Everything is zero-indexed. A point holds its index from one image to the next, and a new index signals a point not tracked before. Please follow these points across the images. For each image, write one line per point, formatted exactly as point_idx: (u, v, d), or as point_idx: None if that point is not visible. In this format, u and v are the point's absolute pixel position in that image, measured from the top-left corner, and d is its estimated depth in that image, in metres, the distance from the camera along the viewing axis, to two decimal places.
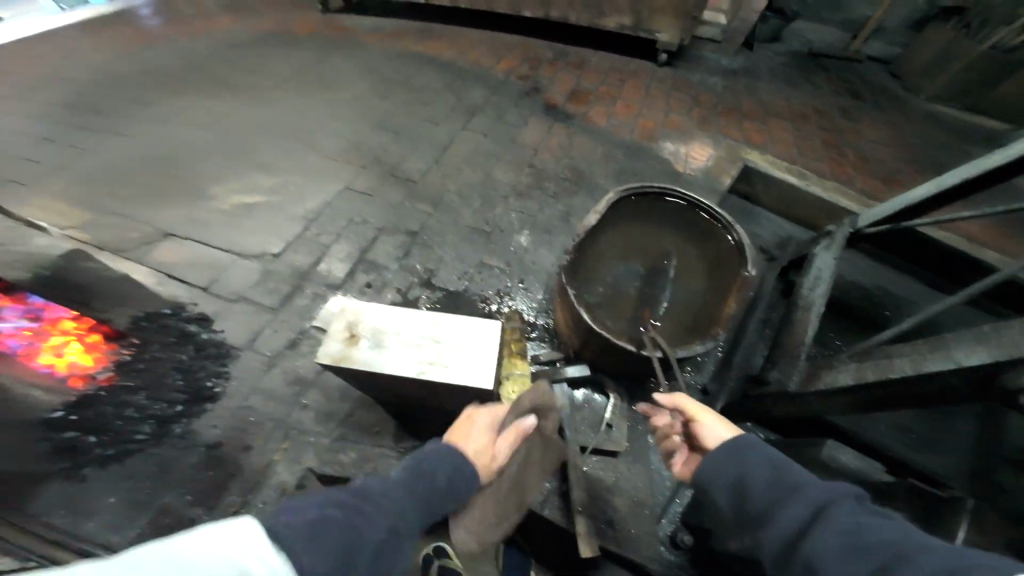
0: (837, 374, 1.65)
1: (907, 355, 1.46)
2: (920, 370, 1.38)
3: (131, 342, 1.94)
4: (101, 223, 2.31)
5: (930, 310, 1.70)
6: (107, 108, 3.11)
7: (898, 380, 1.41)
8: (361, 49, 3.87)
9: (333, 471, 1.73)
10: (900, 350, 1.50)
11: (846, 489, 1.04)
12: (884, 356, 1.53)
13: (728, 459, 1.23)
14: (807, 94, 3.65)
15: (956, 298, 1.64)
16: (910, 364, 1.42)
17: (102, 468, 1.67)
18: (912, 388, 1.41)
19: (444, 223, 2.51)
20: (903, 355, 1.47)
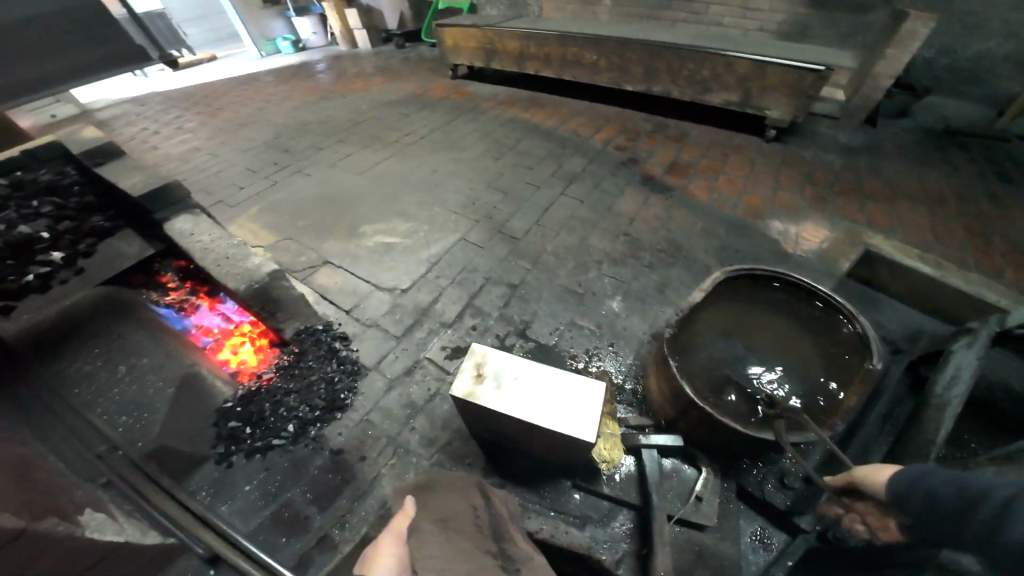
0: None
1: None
2: None
3: (292, 349, 2.40)
4: (278, 246, 2.94)
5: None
6: (292, 149, 3.97)
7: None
8: (483, 114, 4.48)
9: None
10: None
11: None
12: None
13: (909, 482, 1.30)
14: (941, 175, 3.39)
15: None
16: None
17: (248, 458, 2.07)
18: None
19: (543, 278, 2.76)
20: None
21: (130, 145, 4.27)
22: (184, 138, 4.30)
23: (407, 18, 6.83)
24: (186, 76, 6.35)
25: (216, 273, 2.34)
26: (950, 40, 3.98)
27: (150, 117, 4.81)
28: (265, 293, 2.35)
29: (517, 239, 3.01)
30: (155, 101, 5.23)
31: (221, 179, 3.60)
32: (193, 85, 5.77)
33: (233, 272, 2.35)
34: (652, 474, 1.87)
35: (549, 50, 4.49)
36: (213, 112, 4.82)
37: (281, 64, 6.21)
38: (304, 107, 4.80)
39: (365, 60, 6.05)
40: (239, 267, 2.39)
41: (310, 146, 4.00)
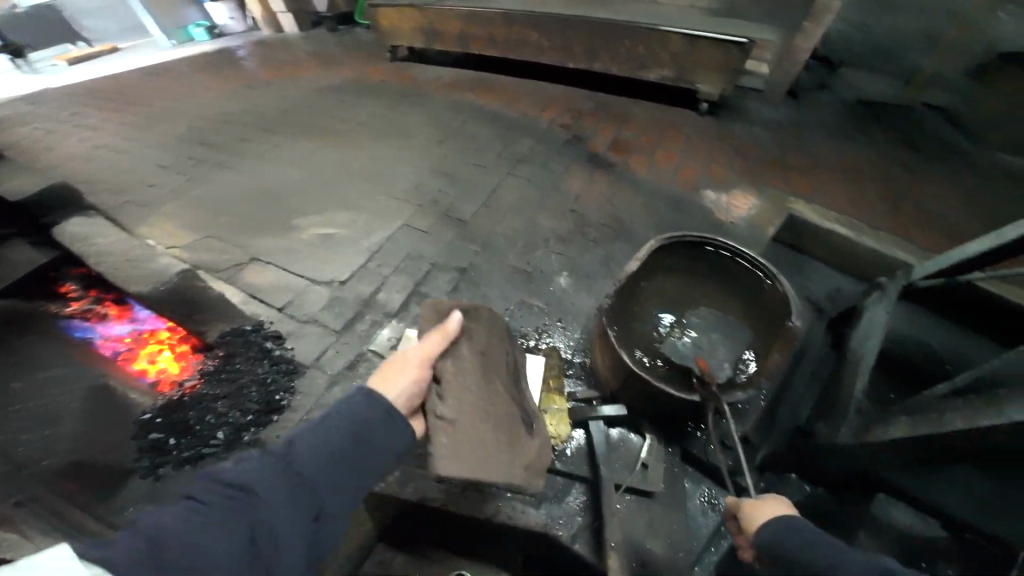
0: (887, 427, 1.61)
1: (964, 410, 1.41)
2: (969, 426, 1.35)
3: (217, 354, 2.22)
4: (200, 246, 2.71)
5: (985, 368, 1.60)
6: (215, 141, 3.66)
7: (950, 433, 1.38)
8: (422, 97, 4.32)
9: (381, 488, 1.84)
10: (954, 406, 1.45)
11: (874, 561, 1.14)
12: (937, 410, 1.49)
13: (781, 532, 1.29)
14: (854, 144, 3.66)
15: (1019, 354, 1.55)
16: (963, 420, 1.38)
17: (178, 468, 1.90)
18: (969, 443, 1.37)
19: (490, 260, 2.72)
20: (955, 409, 1.43)
21: (17, 146, 3.76)
22: (87, 136, 3.83)
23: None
24: (85, 70, 5.63)
25: (120, 275, 2.29)
26: None
27: (43, 116, 4.24)
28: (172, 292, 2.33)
29: (463, 223, 2.94)
30: (52, 99, 4.61)
31: (133, 177, 3.26)
32: (95, 79, 5.17)
33: (139, 274, 2.31)
34: (600, 446, 1.91)
35: (488, 30, 4.38)
36: (122, 107, 4.33)
37: (197, 53, 5.68)
38: (228, 98, 4.43)
39: (295, 46, 5.65)
40: (146, 269, 2.37)
41: (234, 137, 3.70)
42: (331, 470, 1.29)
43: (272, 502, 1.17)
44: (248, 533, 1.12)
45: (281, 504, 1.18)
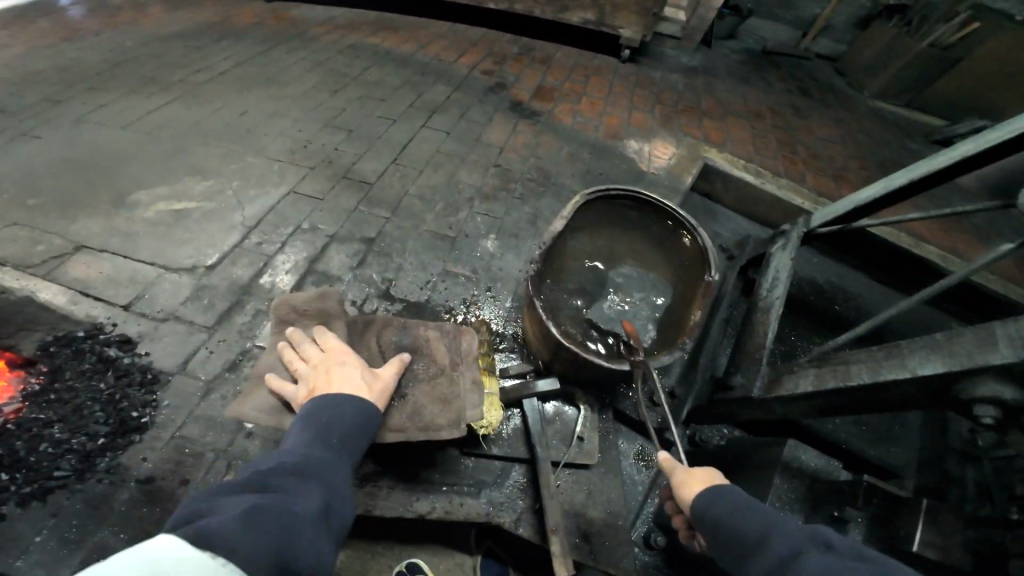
0: (796, 380, 1.69)
1: (869, 362, 1.51)
2: (878, 379, 1.45)
3: (41, 369, 1.68)
4: (2, 236, 2.02)
5: (884, 315, 1.69)
6: (12, 106, 2.72)
7: (857, 386, 1.48)
8: (310, 40, 3.63)
9: None
10: (857, 358, 1.55)
11: (813, 533, 1.09)
12: (841, 362, 1.59)
13: (716, 499, 1.24)
14: (762, 92, 3.77)
15: (909, 303, 1.64)
16: (867, 372, 1.48)
17: (23, 507, 1.44)
18: (870, 395, 1.49)
19: (404, 226, 2.37)
20: (860, 360, 1.54)
21: None
22: None
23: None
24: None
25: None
26: None
27: None
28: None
29: (368, 186, 2.52)
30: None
31: None
32: None
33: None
34: (535, 426, 1.77)
35: None
36: None
37: None
38: (37, 47, 3.31)
39: None
40: None
41: (42, 98, 2.79)
42: (359, 447, 1.28)
43: (325, 476, 1.13)
44: (319, 499, 1.07)
45: (336, 465, 1.18)
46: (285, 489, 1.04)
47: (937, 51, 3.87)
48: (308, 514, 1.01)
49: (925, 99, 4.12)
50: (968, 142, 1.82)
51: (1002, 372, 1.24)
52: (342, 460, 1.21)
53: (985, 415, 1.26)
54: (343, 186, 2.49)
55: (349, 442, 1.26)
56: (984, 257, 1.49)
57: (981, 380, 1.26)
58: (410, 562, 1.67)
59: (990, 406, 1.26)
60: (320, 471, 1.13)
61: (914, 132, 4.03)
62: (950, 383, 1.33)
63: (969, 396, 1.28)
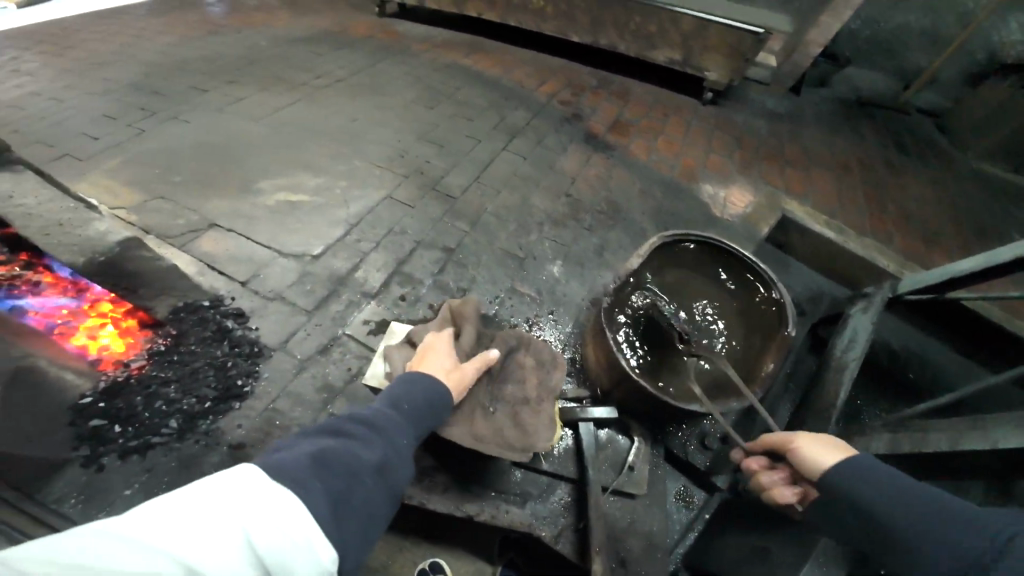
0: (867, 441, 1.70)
1: (947, 431, 1.48)
2: (956, 447, 1.42)
3: (169, 332, 1.99)
4: (149, 208, 2.39)
5: (968, 389, 1.64)
6: (167, 91, 3.21)
7: (934, 452, 1.47)
8: (410, 56, 3.95)
9: None
10: (938, 425, 1.53)
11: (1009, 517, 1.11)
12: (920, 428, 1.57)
13: (859, 473, 1.31)
14: (850, 144, 3.67)
15: (998, 379, 1.60)
16: (947, 439, 1.46)
17: (123, 460, 1.67)
18: (945, 462, 1.47)
19: (480, 241, 2.54)
20: (939, 429, 1.52)
21: None
22: (16, 82, 3.20)
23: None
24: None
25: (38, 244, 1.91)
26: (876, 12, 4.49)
27: None
28: (117, 267, 1.99)
29: (452, 199, 2.73)
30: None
31: (70, 127, 2.80)
32: None
33: (68, 244, 1.95)
34: (589, 448, 1.83)
35: None
36: (62, 49, 3.64)
37: None
38: (189, 41, 3.87)
39: None
40: (74, 237, 2.00)
41: (192, 88, 3.26)
42: (420, 426, 1.41)
43: (381, 444, 1.23)
44: (374, 462, 1.17)
45: (397, 436, 1.30)
46: (352, 441, 1.18)
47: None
48: (367, 468, 1.14)
49: None
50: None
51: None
52: (404, 431, 1.34)
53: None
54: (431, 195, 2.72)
55: (411, 420, 1.39)
56: None
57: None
58: (433, 560, 1.67)
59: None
60: (384, 434, 1.27)
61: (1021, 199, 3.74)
62: None
63: None
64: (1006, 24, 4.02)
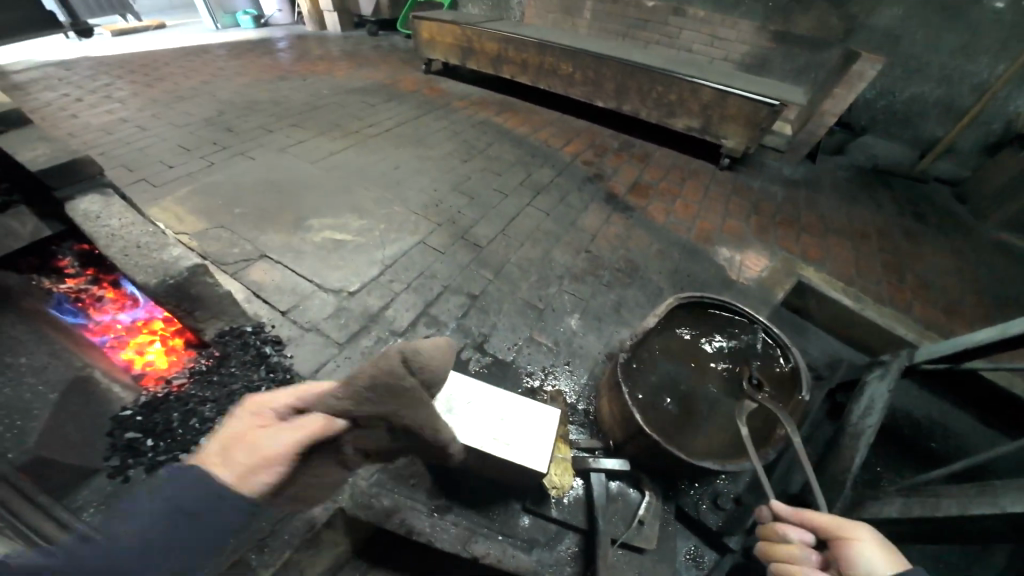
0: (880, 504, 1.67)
1: (960, 496, 1.48)
2: (964, 510, 1.42)
3: (212, 354, 2.12)
4: (208, 236, 2.65)
5: (983, 454, 1.61)
6: (237, 128, 3.60)
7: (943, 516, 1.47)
8: (451, 112, 4.33)
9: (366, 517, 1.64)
10: (949, 491, 1.53)
11: None
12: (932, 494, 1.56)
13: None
14: (866, 212, 3.78)
15: (1015, 445, 1.56)
16: (957, 505, 1.46)
17: (148, 473, 1.75)
18: (953, 527, 1.47)
19: (504, 289, 2.71)
20: (950, 495, 1.51)
21: (39, 110, 3.51)
22: (108, 107, 3.65)
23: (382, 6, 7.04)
24: (120, 40, 5.37)
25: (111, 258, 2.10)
26: (891, 83, 4.72)
27: (58, 76, 4.07)
28: (182, 289, 2.06)
29: (480, 249, 2.92)
30: (84, 63, 4.38)
31: (149, 154, 3.16)
32: (128, 48, 5.03)
33: (142, 264, 2.02)
34: (600, 497, 1.87)
35: (526, 56, 4.41)
36: (150, 81, 4.15)
37: (238, 38, 5.59)
38: (260, 84, 4.35)
39: (331, 44, 5.68)
40: (151, 259, 2.07)
41: (258, 128, 3.65)
42: None
43: None
44: None
45: None
46: None
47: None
48: None
49: None
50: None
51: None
52: None
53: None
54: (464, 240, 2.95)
55: None
56: None
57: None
58: None
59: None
60: None
61: None
62: None
63: None
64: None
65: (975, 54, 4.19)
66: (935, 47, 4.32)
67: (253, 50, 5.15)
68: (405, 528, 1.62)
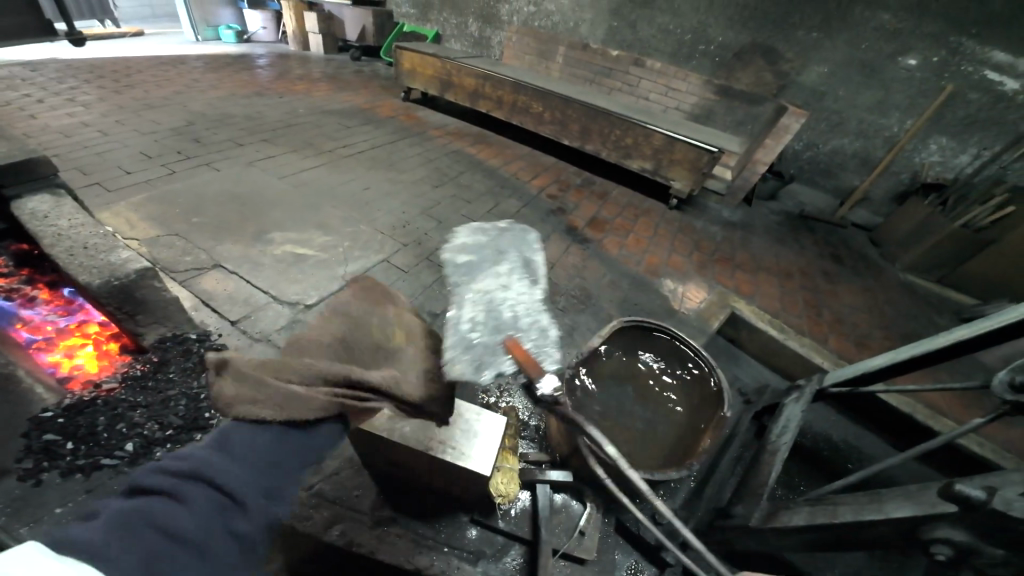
0: (792, 514, 1.80)
1: (854, 504, 1.63)
2: (861, 518, 1.55)
3: (149, 359, 2.07)
4: (162, 243, 2.60)
5: (875, 465, 1.83)
6: (206, 139, 3.57)
7: (843, 523, 1.59)
8: (424, 139, 4.50)
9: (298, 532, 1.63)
10: (845, 500, 1.68)
11: None
12: (831, 503, 1.71)
13: None
14: (793, 253, 4.25)
15: (904, 456, 1.78)
16: (852, 512, 1.60)
17: (65, 478, 1.67)
18: (853, 534, 1.59)
19: (455, 322, 2.70)
20: (847, 504, 1.66)
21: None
22: (69, 109, 3.53)
23: (368, 33, 7.25)
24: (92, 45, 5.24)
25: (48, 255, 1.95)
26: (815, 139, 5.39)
27: (21, 75, 3.91)
28: (126, 292, 1.95)
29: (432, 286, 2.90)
30: (51, 65, 4.23)
31: (109, 158, 3.08)
32: (98, 53, 4.91)
33: (87, 265, 1.91)
34: (544, 508, 1.97)
35: (501, 93, 4.69)
36: (119, 86, 4.06)
37: (217, 52, 5.58)
38: (236, 98, 4.36)
39: (314, 65, 5.79)
40: (97, 260, 1.96)
41: (228, 140, 3.64)
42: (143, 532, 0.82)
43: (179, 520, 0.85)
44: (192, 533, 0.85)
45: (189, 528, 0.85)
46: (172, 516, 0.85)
47: (968, 233, 4.24)
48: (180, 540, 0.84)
49: (957, 276, 4.42)
50: (964, 328, 1.95)
51: (955, 518, 1.34)
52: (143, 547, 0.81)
53: (941, 553, 1.37)
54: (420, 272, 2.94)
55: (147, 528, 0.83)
56: (962, 424, 1.65)
57: (938, 524, 1.37)
58: None
59: (944, 545, 1.36)
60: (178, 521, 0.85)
61: (946, 308, 4.26)
62: (917, 526, 1.44)
63: (929, 536, 1.39)
64: (928, 148, 4.87)
65: (888, 109, 4.86)
66: (854, 104, 5.00)
67: (232, 64, 5.17)
68: (345, 540, 1.70)
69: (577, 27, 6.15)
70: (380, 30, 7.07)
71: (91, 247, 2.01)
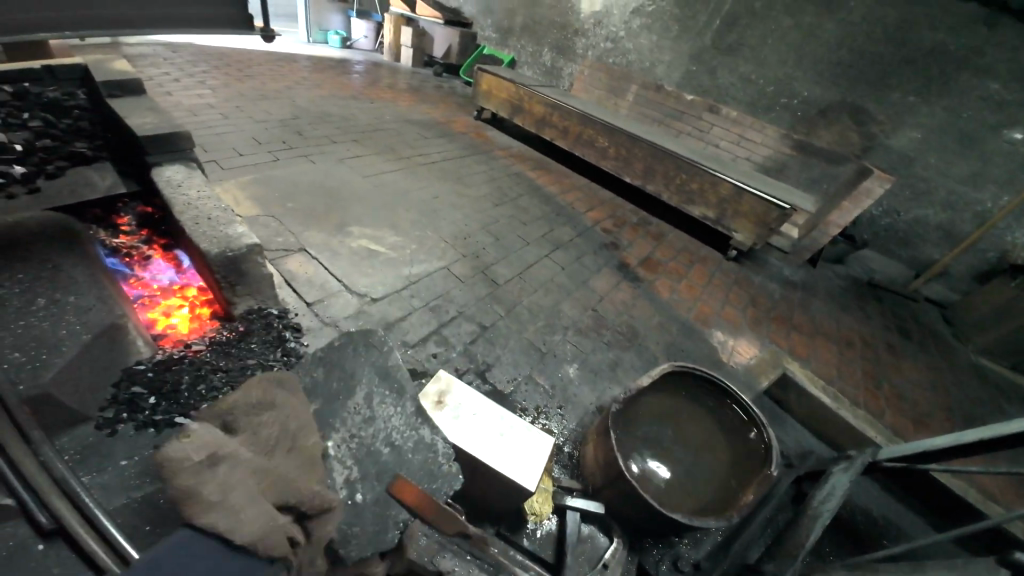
0: None
1: None
2: None
3: (235, 327, 2.35)
4: (258, 223, 2.90)
5: (917, 541, 1.75)
6: (306, 133, 3.96)
7: None
8: (491, 159, 4.73)
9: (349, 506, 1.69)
10: None
11: None
12: None
13: None
14: (855, 321, 4.08)
15: (950, 537, 1.70)
16: None
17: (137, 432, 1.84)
18: None
19: (408, 430, 1.75)
20: None
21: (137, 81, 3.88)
22: (199, 91, 4.03)
23: (453, 52, 7.46)
24: None
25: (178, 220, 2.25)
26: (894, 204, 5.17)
27: (164, 57, 4.50)
28: (235, 264, 2.21)
29: (358, 377, 1.81)
30: (188, 50, 4.85)
31: (227, 139, 3.49)
32: (225, 44, 5.56)
33: (209, 235, 2.19)
34: (572, 535, 2.01)
35: (569, 123, 4.85)
36: (240, 76, 4.57)
37: (322, 53, 6.14)
38: (334, 99, 4.79)
39: (402, 76, 6.24)
40: (218, 232, 2.24)
41: (324, 136, 4.01)
42: None
43: None
44: None
45: None
46: None
47: None
48: None
49: None
50: None
51: None
52: None
53: None
54: (340, 356, 1.82)
55: None
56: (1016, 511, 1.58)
57: None
58: None
59: None
60: None
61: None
62: None
63: None
64: None
65: (982, 182, 4.59)
66: (943, 173, 4.76)
67: (334, 67, 5.68)
68: None
69: (653, 67, 6.29)
70: (464, 50, 7.52)
71: (213, 220, 2.29)
